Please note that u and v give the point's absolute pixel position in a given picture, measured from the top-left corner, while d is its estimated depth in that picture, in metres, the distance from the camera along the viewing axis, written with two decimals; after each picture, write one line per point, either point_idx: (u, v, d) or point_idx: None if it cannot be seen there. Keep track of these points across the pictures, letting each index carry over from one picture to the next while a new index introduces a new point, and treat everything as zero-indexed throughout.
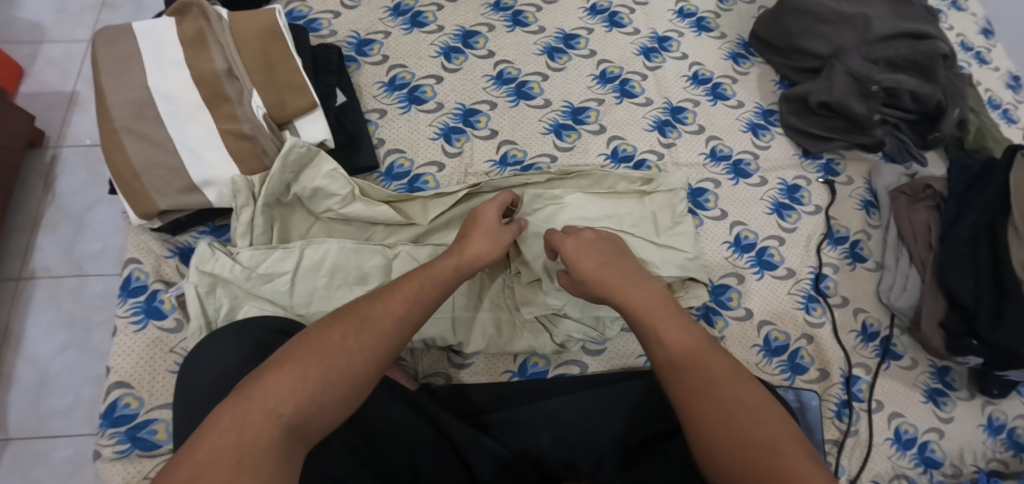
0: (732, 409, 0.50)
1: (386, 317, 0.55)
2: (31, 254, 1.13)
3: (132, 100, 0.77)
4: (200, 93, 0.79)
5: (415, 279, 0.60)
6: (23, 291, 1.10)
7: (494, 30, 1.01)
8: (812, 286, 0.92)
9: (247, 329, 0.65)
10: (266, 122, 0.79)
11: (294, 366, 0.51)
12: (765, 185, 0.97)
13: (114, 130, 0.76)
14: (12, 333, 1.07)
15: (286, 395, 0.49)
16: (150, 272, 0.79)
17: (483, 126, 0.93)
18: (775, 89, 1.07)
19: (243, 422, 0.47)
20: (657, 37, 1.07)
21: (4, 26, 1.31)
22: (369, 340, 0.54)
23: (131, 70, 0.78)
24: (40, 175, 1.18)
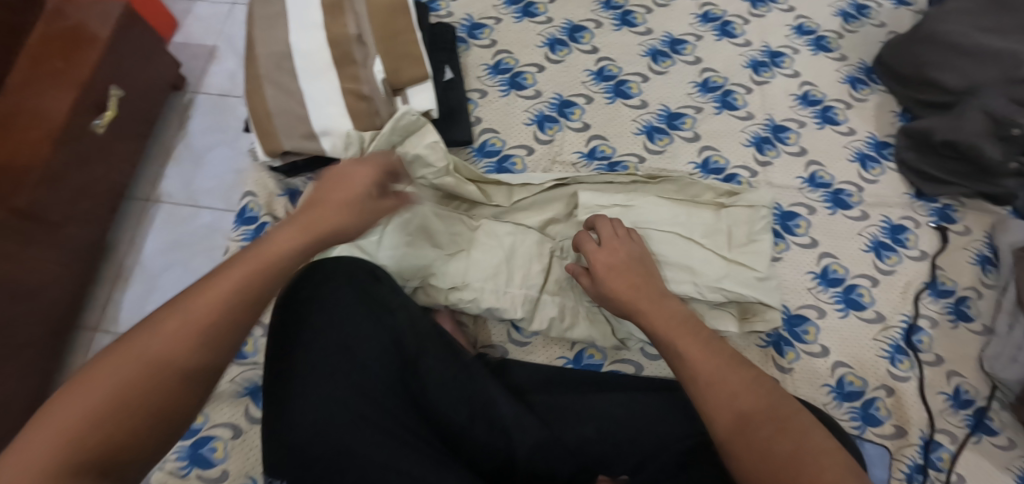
0: (761, 418, 0.51)
1: (235, 291, 0.51)
2: (159, 181, 1.27)
3: (275, 53, 0.77)
4: (332, 54, 0.76)
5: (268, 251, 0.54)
6: (149, 212, 1.24)
7: (602, 27, 1.02)
8: (902, 337, 0.85)
9: (347, 269, 0.67)
10: (383, 86, 0.78)
11: (134, 344, 0.48)
12: (865, 220, 0.91)
13: (257, 77, 0.77)
14: (134, 245, 1.22)
15: (155, 335, 0.48)
16: (262, 206, 0.82)
17: (576, 118, 0.93)
18: (894, 121, 0.99)
19: (85, 406, 0.45)
20: (770, 51, 1.03)
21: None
22: (207, 318, 0.49)
23: (278, 26, 0.78)
24: (176, 114, 1.33)
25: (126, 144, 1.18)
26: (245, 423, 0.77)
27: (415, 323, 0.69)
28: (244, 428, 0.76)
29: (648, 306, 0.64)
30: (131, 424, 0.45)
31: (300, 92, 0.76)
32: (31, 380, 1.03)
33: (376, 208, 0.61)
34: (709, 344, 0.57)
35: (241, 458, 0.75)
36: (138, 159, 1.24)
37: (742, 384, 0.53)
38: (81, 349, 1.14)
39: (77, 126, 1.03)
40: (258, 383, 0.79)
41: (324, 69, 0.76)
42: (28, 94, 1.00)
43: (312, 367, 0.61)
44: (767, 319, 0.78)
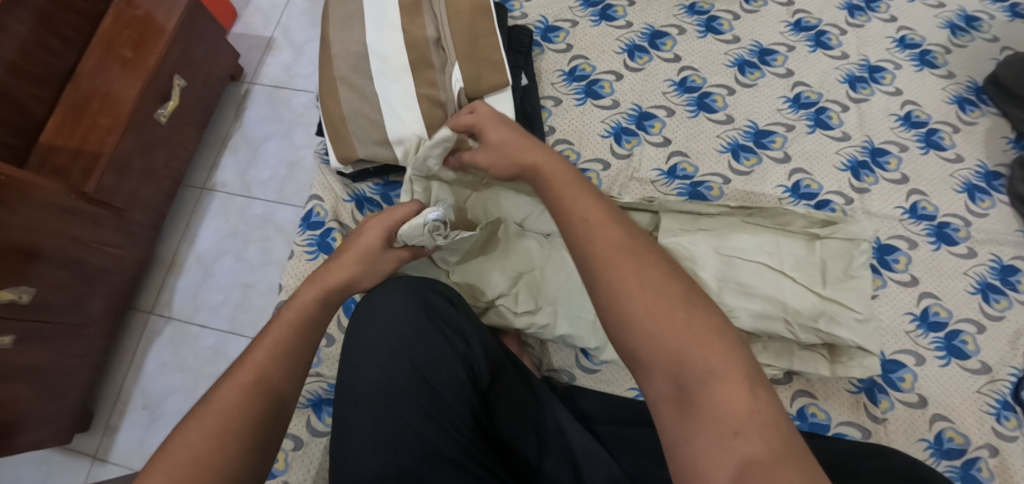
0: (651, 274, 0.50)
1: (292, 313, 0.58)
2: (215, 170, 1.26)
3: (351, 53, 0.73)
4: (409, 57, 0.73)
5: (327, 276, 0.61)
6: (204, 200, 1.24)
7: (685, 33, 0.95)
8: (1010, 392, 0.76)
9: (419, 287, 0.62)
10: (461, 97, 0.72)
11: (232, 386, 0.53)
12: (973, 258, 0.83)
13: (332, 78, 0.73)
14: (189, 232, 1.22)
15: (219, 396, 0.52)
16: (329, 211, 0.79)
17: (656, 132, 0.87)
18: (1007, 148, 0.90)
19: (199, 440, 0.49)
20: (868, 65, 0.95)
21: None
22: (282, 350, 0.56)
23: (354, 25, 0.74)
24: (234, 105, 1.32)
25: (187, 131, 1.16)
26: (306, 435, 0.76)
27: (488, 351, 0.63)
28: (305, 440, 0.75)
29: (596, 225, 0.54)
30: (213, 466, 0.48)
31: (376, 97, 0.72)
32: (91, 359, 1.04)
33: (377, 260, 0.63)
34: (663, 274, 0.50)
35: (301, 470, 0.74)
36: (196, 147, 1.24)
37: (703, 359, 0.45)
38: (136, 330, 1.15)
39: (142, 116, 1.02)
40: (320, 394, 0.77)
41: (402, 70, 0.72)
42: (99, 79, 1.00)
43: (384, 393, 0.57)
44: (864, 366, 0.71)
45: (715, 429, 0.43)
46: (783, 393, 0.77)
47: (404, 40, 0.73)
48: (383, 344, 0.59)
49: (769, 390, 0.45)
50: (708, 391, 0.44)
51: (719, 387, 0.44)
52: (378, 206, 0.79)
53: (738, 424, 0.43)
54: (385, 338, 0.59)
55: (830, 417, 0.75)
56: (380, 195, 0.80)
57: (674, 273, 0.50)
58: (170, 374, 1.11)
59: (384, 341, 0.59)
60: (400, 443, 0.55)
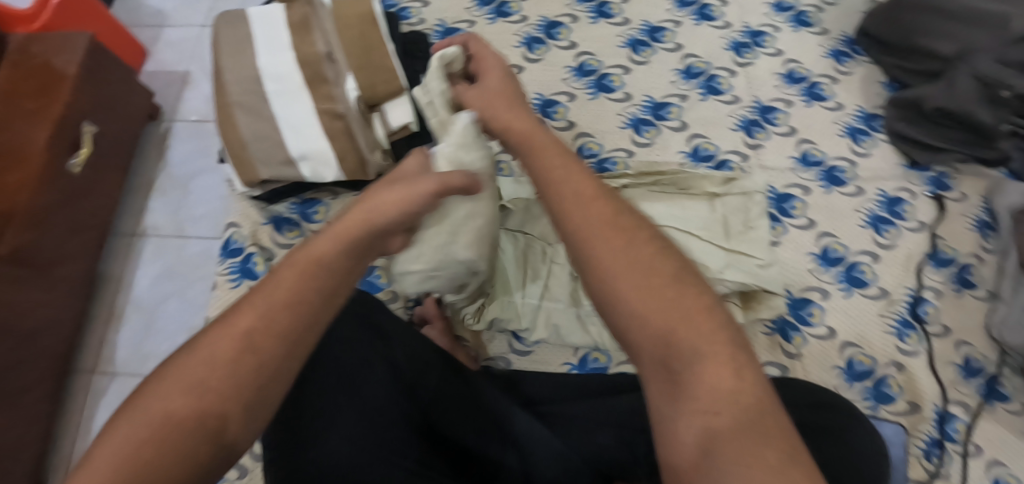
0: (642, 245, 0.44)
1: (291, 267, 0.45)
2: (144, 214, 1.24)
3: (244, 77, 0.74)
4: (303, 75, 0.74)
5: (352, 218, 0.49)
6: (136, 246, 1.22)
7: (578, 21, 1.00)
8: (907, 311, 0.84)
9: (340, 299, 0.65)
10: (358, 104, 0.75)
11: (192, 359, 0.41)
12: (861, 195, 0.90)
13: (227, 104, 0.74)
14: (124, 281, 1.19)
15: (172, 374, 0.41)
16: (246, 236, 0.81)
17: (560, 117, 0.91)
18: (882, 91, 0.97)
19: (140, 424, 0.39)
20: (750, 31, 1.01)
21: (136, 10, 1.44)
22: (294, 313, 0.43)
23: (246, 50, 0.75)
24: (155, 144, 1.30)
25: (110, 178, 1.15)
26: (250, 462, 0.76)
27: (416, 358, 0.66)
28: (251, 467, 0.76)
29: (585, 196, 0.48)
30: (155, 461, 0.37)
31: (275, 117, 0.74)
32: (39, 427, 1.01)
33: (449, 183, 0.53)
34: (647, 239, 0.45)
35: None
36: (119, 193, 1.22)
37: (694, 336, 0.41)
38: (81, 391, 1.11)
39: (56, 168, 1.00)
40: None
41: (297, 87, 0.74)
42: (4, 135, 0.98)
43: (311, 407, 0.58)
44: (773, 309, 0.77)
45: (693, 418, 0.39)
46: None
47: (296, 57, 0.74)
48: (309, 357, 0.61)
49: (758, 369, 0.41)
50: (694, 368, 0.40)
51: (704, 367, 0.40)
52: (296, 225, 0.82)
53: (725, 416, 0.38)
54: (315, 355, 0.62)
55: None
56: (298, 213, 0.82)
57: (654, 238, 0.46)
58: None
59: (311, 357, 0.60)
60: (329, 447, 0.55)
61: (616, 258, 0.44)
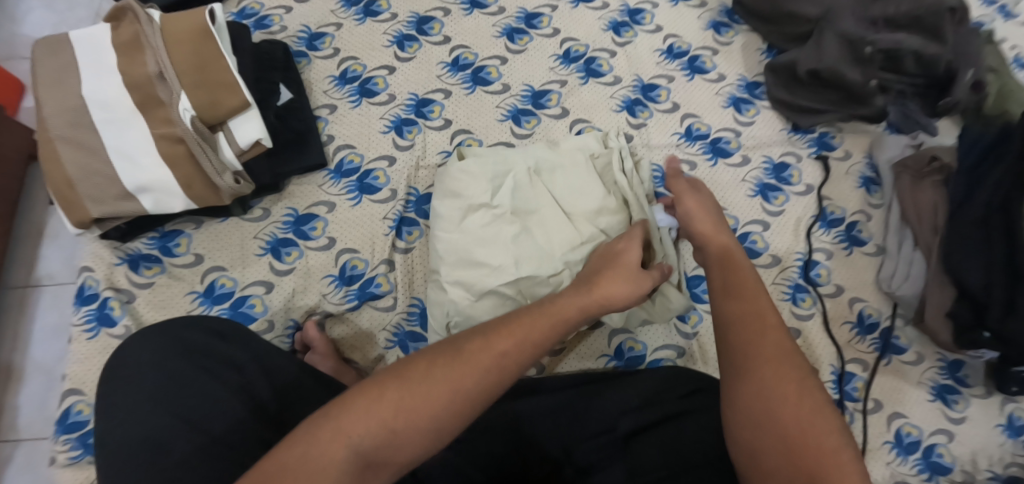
0: (776, 369, 0.52)
1: (486, 353, 0.51)
2: (36, 263, 1.15)
3: (66, 108, 0.68)
4: (134, 99, 0.69)
5: (542, 317, 0.55)
6: (31, 298, 1.13)
7: (451, 14, 0.94)
8: (801, 274, 0.85)
9: (175, 332, 0.65)
10: (196, 126, 0.68)
11: (366, 399, 0.48)
12: (748, 165, 0.89)
13: (48, 139, 0.68)
14: (20, 339, 1.10)
15: (353, 414, 0.48)
16: (101, 280, 0.76)
17: (436, 116, 0.87)
18: (761, 59, 0.97)
19: (309, 461, 0.45)
20: (629, 9, 0.99)
21: (10, 44, 1.32)
22: (459, 383, 0.49)
23: (68, 78, 0.69)
24: (42, 186, 1.21)
25: None
26: None
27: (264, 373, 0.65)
28: None
29: (766, 332, 0.54)
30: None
31: (107, 148, 0.68)
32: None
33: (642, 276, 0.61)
34: (795, 382, 0.51)
35: None
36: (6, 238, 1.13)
37: (835, 473, 0.47)
38: None
39: None
40: None
41: (128, 113, 0.69)
42: None
43: (152, 447, 0.57)
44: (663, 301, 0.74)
45: None
46: (601, 335, 0.79)
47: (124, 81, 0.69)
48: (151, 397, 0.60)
49: None
50: None
51: None
52: (157, 261, 0.77)
53: None
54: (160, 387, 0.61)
55: (647, 346, 0.78)
56: (158, 248, 0.78)
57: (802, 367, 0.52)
58: None
59: (160, 381, 0.61)
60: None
61: (751, 408, 0.51)
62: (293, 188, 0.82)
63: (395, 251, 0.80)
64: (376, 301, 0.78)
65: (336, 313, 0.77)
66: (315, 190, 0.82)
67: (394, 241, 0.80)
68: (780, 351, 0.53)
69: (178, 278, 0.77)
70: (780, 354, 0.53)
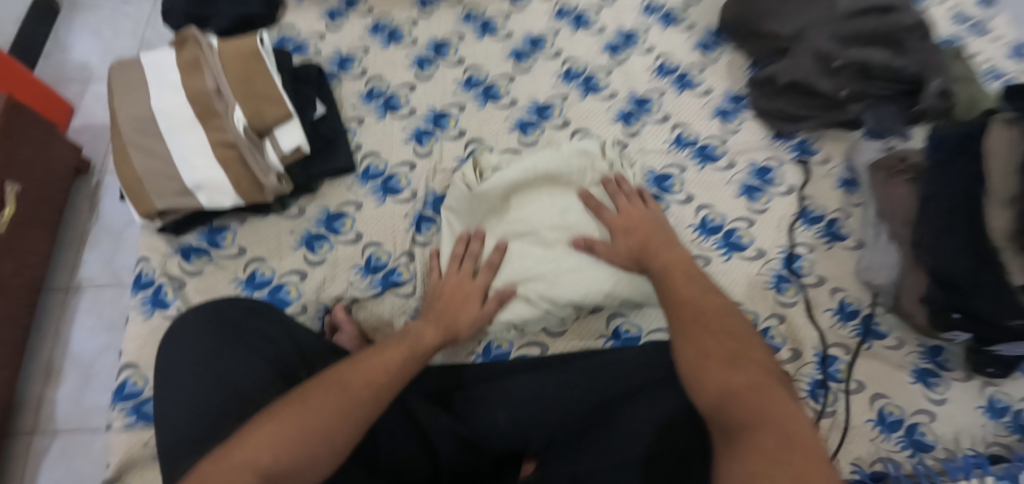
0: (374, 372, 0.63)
1: (364, 385, 0.61)
2: (77, 268, 1.27)
3: (137, 118, 0.80)
4: (193, 110, 0.81)
5: (400, 349, 0.68)
6: (71, 301, 1.25)
7: (464, 38, 1.06)
8: (784, 266, 0.92)
9: (219, 308, 0.72)
10: (246, 133, 0.81)
11: (270, 428, 0.55)
12: (733, 168, 0.98)
13: (122, 144, 0.80)
14: (62, 336, 1.22)
15: (254, 443, 0.54)
16: (157, 268, 0.86)
17: (451, 127, 0.98)
18: (746, 75, 1.07)
19: (224, 480, 0.51)
20: (623, 33, 1.10)
21: (60, 66, 1.50)
22: (346, 405, 0.59)
23: (138, 93, 0.81)
24: (87, 197, 1.34)
25: (32, 237, 1.19)
26: None
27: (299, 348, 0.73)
28: None
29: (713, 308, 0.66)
30: None
31: (170, 151, 0.80)
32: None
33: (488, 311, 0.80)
34: (387, 374, 0.63)
35: None
36: (50, 250, 1.25)
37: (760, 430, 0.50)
38: (20, 453, 1.13)
39: None
40: None
41: (189, 122, 0.80)
42: None
43: (195, 405, 0.64)
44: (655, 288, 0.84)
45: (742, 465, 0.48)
46: (600, 318, 0.87)
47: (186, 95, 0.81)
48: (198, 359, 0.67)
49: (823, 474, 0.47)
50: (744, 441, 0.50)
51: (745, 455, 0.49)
52: (206, 252, 0.88)
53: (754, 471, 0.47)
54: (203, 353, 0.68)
55: (642, 329, 0.86)
56: (206, 241, 0.88)
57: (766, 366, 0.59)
58: None
59: (192, 351, 0.68)
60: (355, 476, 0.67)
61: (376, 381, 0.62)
62: (326, 190, 0.92)
63: (414, 244, 0.89)
64: (398, 289, 0.86)
65: (363, 298, 0.86)
66: (345, 191, 0.92)
67: (414, 235, 0.89)
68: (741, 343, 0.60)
69: (223, 267, 0.87)
70: (737, 337, 0.61)
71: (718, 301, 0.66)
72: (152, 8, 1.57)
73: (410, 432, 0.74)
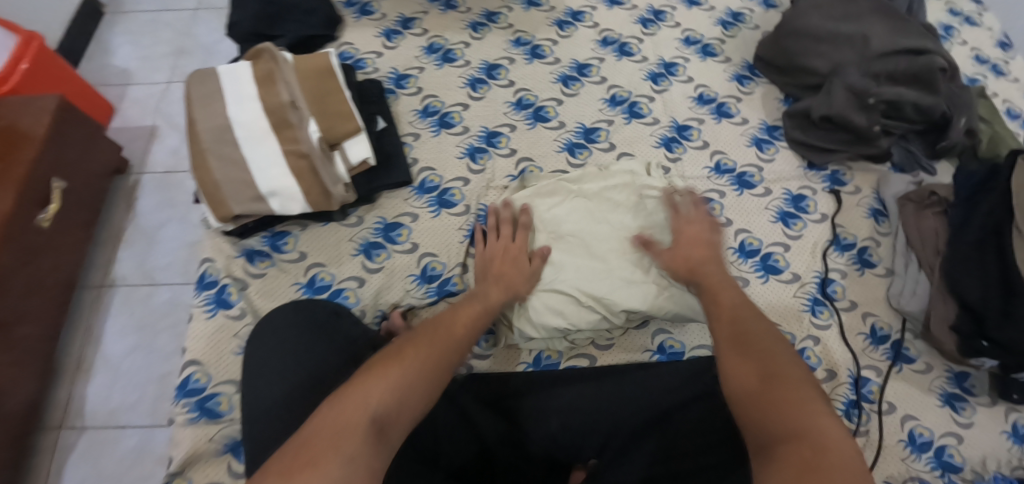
0: (442, 331, 0.68)
1: (449, 338, 0.67)
2: (112, 265, 1.29)
3: (215, 126, 0.84)
4: (269, 121, 0.84)
5: (472, 308, 0.74)
6: (105, 298, 1.26)
7: (515, 62, 1.12)
8: (818, 290, 0.96)
9: (308, 309, 0.76)
10: (320, 143, 0.85)
11: (377, 376, 0.60)
12: (769, 195, 1.03)
13: (201, 150, 0.83)
14: (94, 331, 1.22)
15: (368, 390, 0.59)
16: (221, 269, 0.89)
17: (503, 145, 1.03)
18: (779, 106, 1.12)
19: (341, 417, 0.56)
20: (664, 63, 1.15)
21: (101, 71, 1.52)
22: (439, 356, 0.65)
23: (216, 102, 0.85)
24: (123, 198, 1.36)
25: (77, 233, 1.20)
26: (229, 479, 0.77)
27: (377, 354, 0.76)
28: None
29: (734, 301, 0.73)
30: (348, 437, 0.54)
31: (246, 159, 0.83)
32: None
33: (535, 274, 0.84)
34: (461, 333, 0.70)
35: None
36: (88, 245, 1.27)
37: (800, 428, 0.56)
38: (46, 449, 1.11)
39: (19, 223, 1.04)
40: (237, 438, 0.79)
41: (265, 134, 0.84)
42: None
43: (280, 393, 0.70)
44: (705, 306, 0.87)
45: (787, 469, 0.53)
46: (645, 333, 0.90)
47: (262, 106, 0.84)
48: (289, 357, 0.72)
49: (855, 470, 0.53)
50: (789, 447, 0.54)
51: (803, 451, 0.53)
52: (268, 256, 0.91)
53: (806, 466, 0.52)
54: (288, 351, 0.73)
55: (685, 345, 0.88)
56: (269, 245, 0.92)
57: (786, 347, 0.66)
58: None
59: (282, 349, 0.73)
60: (417, 472, 0.69)
61: (437, 336, 0.67)
62: (384, 201, 0.96)
63: (468, 256, 0.93)
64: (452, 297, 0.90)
65: (418, 305, 0.89)
66: (402, 203, 0.96)
67: (469, 248, 0.93)
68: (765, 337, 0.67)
69: (284, 271, 0.90)
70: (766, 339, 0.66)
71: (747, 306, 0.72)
72: (192, 17, 1.62)
73: (462, 428, 0.76)
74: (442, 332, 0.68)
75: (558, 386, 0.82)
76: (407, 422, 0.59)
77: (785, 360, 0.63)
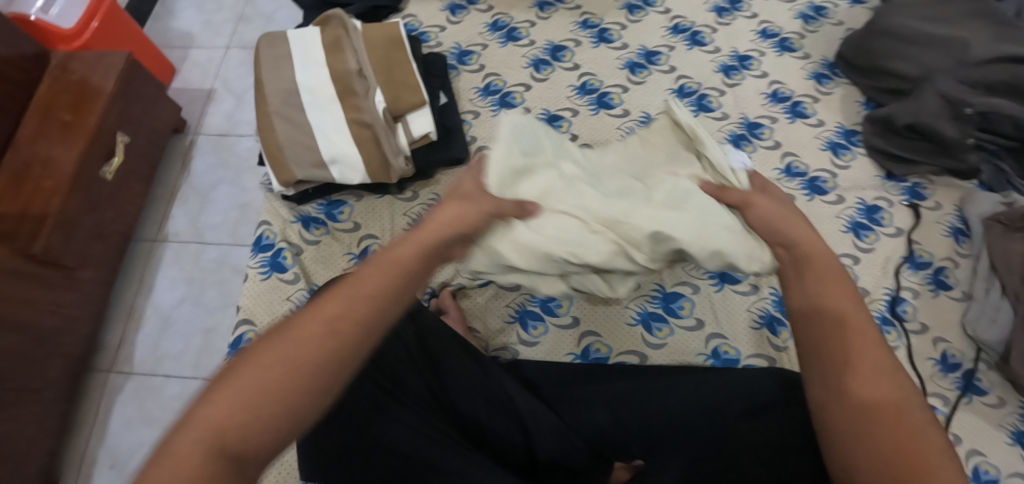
0: (333, 303, 0.50)
1: (323, 314, 0.49)
2: (166, 221, 1.30)
3: (282, 89, 0.83)
4: (335, 89, 0.83)
5: (381, 261, 0.54)
6: (157, 251, 1.27)
7: (581, 45, 1.08)
8: (887, 308, 0.91)
9: (370, 280, 0.77)
10: (384, 114, 0.83)
11: (228, 390, 0.45)
12: (842, 203, 0.97)
13: (267, 112, 0.83)
14: (146, 281, 1.24)
15: (205, 407, 0.45)
16: (277, 233, 0.89)
17: (564, 130, 0.99)
18: (859, 109, 1.05)
19: (192, 450, 0.43)
20: (738, 55, 1.10)
21: (164, 32, 1.54)
22: (329, 347, 0.48)
23: (284, 66, 0.84)
24: (179, 156, 1.37)
25: (133, 188, 1.20)
26: None
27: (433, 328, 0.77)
28: None
29: (823, 274, 0.57)
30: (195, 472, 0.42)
31: (310, 124, 0.82)
32: (51, 424, 1.02)
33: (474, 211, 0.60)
34: (361, 300, 0.51)
35: None
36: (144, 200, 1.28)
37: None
38: (96, 389, 1.14)
39: (88, 172, 1.06)
40: None
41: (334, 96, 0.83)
42: (38, 145, 1.03)
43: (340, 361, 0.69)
44: (746, 253, 0.63)
45: None
46: (698, 336, 0.85)
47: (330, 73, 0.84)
48: None
49: None
50: None
51: None
52: (323, 224, 0.90)
53: None
54: None
55: (740, 352, 0.84)
56: (324, 213, 0.91)
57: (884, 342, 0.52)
58: (136, 428, 1.10)
59: None
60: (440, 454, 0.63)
61: (322, 312, 0.49)
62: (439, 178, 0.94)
63: None
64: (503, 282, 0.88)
65: (469, 287, 0.88)
66: None
67: None
68: (867, 339, 0.52)
69: (338, 240, 0.89)
70: (861, 338, 0.53)
71: (843, 281, 0.56)
72: None
73: (501, 405, 0.73)
74: (338, 305, 0.50)
75: (611, 381, 0.79)
76: (266, 438, 0.45)
77: (883, 381, 0.51)
